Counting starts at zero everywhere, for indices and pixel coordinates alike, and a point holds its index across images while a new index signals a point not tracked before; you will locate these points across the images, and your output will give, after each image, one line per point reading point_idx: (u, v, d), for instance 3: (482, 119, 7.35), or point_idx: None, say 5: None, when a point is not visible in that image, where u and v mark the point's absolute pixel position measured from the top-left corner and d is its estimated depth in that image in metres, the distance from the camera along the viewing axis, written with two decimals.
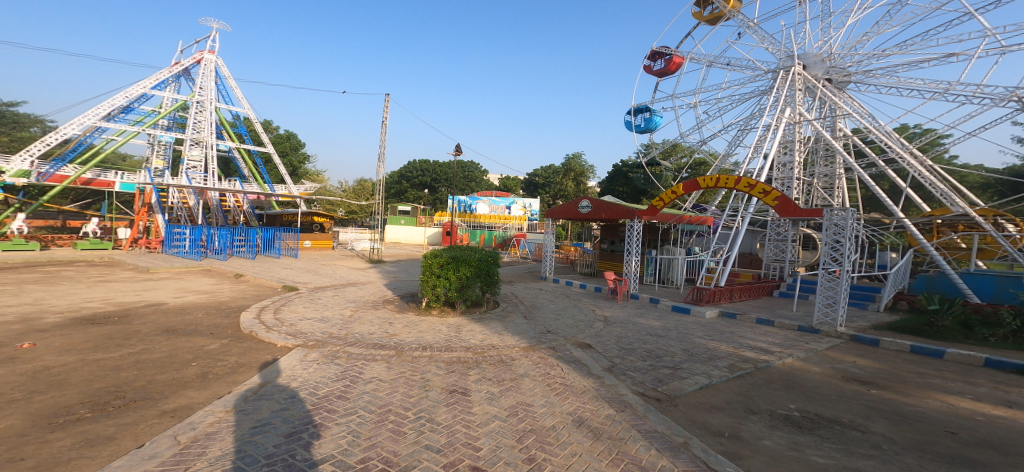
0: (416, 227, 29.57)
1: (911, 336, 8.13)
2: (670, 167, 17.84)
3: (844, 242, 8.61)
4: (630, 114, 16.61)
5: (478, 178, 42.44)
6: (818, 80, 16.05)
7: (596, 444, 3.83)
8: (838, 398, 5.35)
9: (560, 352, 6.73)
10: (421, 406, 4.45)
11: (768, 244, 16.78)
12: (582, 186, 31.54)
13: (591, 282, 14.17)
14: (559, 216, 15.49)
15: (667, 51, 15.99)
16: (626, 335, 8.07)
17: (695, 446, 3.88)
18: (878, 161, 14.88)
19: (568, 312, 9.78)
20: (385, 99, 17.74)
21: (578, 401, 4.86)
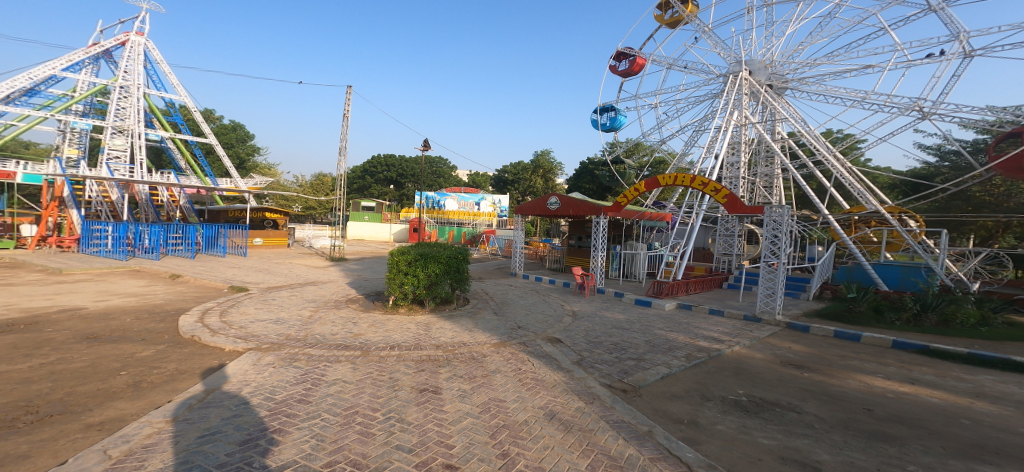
0: (381, 223, 28.75)
1: (835, 322, 8.99)
2: (633, 165, 18.45)
3: (781, 236, 9.47)
4: (595, 113, 16.96)
5: (446, 174, 41.96)
6: (761, 86, 17.20)
7: (567, 436, 3.97)
8: (779, 382, 5.81)
9: (530, 347, 6.86)
10: (390, 406, 4.41)
11: (718, 239, 17.75)
12: (551, 183, 31.91)
13: (561, 277, 14.46)
14: (529, 212, 15.53)
15: (631, 52, 16.45)
16: (593, 328, 8.35)
17: (658, 434, 4.11)
18: (808, 162, 16.18)
19: (538, 308, 9.96)
20: (346, 92, 17.11)
21: (549, 395, 5.00)
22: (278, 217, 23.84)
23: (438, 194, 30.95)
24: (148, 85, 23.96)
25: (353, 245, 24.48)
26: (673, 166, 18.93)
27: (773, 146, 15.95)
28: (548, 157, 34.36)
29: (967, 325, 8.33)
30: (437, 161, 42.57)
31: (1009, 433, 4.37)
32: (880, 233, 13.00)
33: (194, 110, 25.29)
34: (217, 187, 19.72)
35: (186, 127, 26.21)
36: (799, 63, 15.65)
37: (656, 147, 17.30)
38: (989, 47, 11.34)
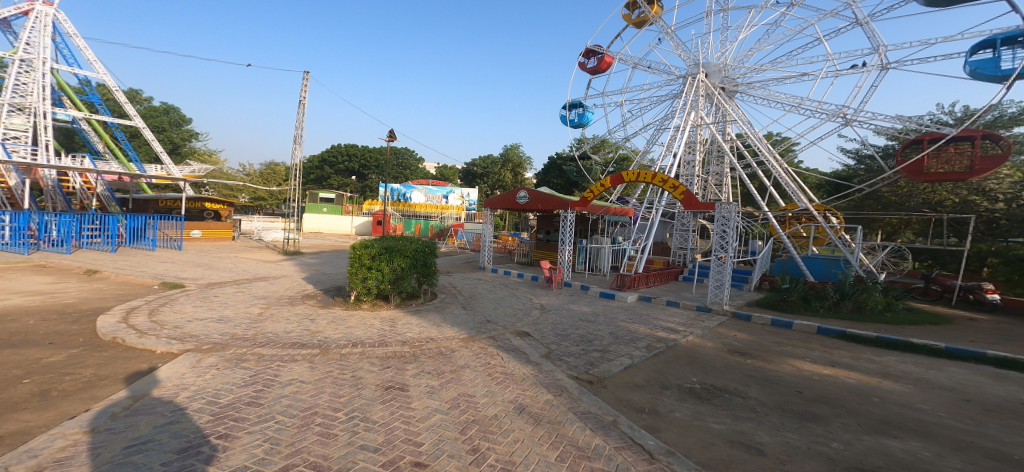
0: (341, 216, 27.58)
1: (772, 311, 9.61)
2: (598, 162, 18.77)
3: (729, 231, 9.95)
4: (564, 108, 17.02)
5: (413, 166, 40.68)
6: (715, 88, 17.95)
7: (536, 429, 3.91)
8: (726, 369, 6.10)
9: (499, 341, 6.73)
10: (353, 404, 4.13)
11: (674, 234, 18.43)
12: (520, 177, 31.83)
13: (528, 271, 14.44)
14: (498, 206, 15.29)
15: (599, 50, 16.63)
16: (560, 321, 8.36)
17: (623, 423, 4.16)
18: (753, 162, 17.14)
19: (506, 301, 9.85)
20: (304, 76, 16.01)
21: (518, 388, 4.90)
22: (221, 208, 22.11)
23: (404, 186, 29.82)
24: (57, 59, 21.13)
25: (308, 239, 23.11)
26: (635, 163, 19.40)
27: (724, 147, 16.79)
28: (516, 151, 34.17)
29: (876, 311, 9.34)
30: (404, 153, 41.14)
31: (911, 408, 4.84)
32: (808, 228, 14.01)
33: (115, 89, 22.70)
34: (145, 174, 17.81)
35: (106, 108, 23.50)
36: (748, 68, 16.50)
37: (620, 144, 17.63)
38: (902, 61, 12.50)
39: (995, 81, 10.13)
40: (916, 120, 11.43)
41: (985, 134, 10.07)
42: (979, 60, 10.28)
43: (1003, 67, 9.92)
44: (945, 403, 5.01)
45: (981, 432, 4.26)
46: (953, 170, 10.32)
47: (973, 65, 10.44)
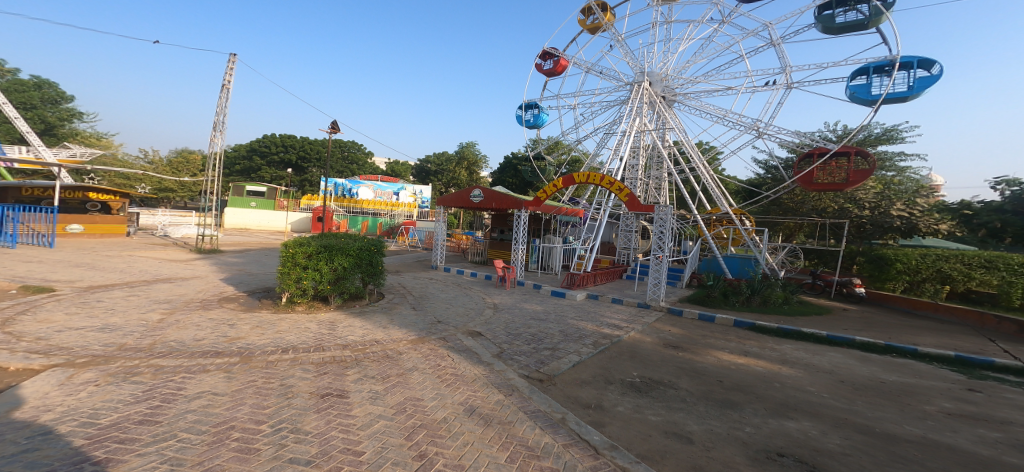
0: (275, 211, 25.40)
1: (699, 306, 10.13)
2: (553, 162, 18.70)
3: (666, 232, 10.30)
4: (521, 108, 16.85)
5: (360, 160, 38.29)
6: (657, 96, 18.68)
7: (487, 430, 3.57)
8: (662, 362, 6.12)
9: (451, 342, 6.16)
10: (280, 415, 3.50)
11: (620, 235, 19.05)
12: (475, 176, 31.32)
13: (482, 270, 14.03)
14: (451, 204, 14.61)
15: (556, 53, 16.72)
16: (513, 320, 7.94)
17: (571, 420, 3.94)
18: (686, 168, 18.07)
19: (458, 301, 9.31)
20: (228, 59, 14.22)
21: (469, 390, 4.46)
22: (110, 199, 18.70)
23: (351, 181, 28.53)
24: None
25: (230, 236, 20.77)
26: (586, 165, 19.61)
27: (663, 153, 17.57)
28: (473, 149, 33.45)
29: (776, 304, 10.09)
30: (351, 146, 38.68)
31: (800, 391, 5.10)
32: (727, 230, 15.03)
33: None
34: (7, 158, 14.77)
35: None
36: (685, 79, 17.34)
37: (574, 146, 17.72)
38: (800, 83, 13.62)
39: (866, 105, 11.36)
40: (809, 135, 12.61)
41: (853, 151, 11.30)
42: (855, 85, 11.49)
43: (874, 92, 11.14)
44: (827, 385, 5.35)
45: (850, 409, 4.60)
46: (832, 181, 11.59)
47: (852, 89, 11.61)
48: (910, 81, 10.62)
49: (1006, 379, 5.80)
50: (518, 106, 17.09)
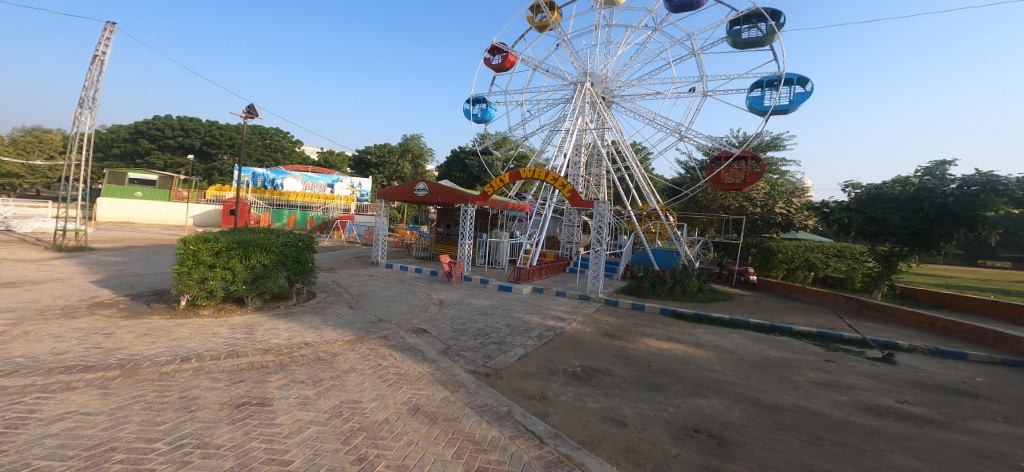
0: (168, 204, 21.97)
1: (631, 296, 10.63)
2: (500, 157, 18.62)
3: (604, 228, 10.65)
4: (468, 102, 16.44)
5: (286, 148, 35.10)
6: (598, 97, 19.06)
7: (432, 428, 3.33)
8: (600, 351, 6.23)
9: (394, 341, 5.28)
10: (181, 430, 2.72)
11: (563, 229, 19.30)
12: (420, 169, 30.37)
13: (426, 265, 13.39)
14: (392, 198, 13.58)
15: (505, 48, 16.55)
16: (459, 316, 7.53)
17: (517, 412, 3.83)
18: (622, 167, 18.78)
19: (400, 298, 7.95)
20: (105, 26, 11.85)
21: (412, 389, 4.07)
22: None
23: (274, 172, 26.28)
24: None
25: (105, 230, 17.36)
26: (532, 161, 19.63)
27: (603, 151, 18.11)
28: (416, 141, 31.80)
29: (693, 292, 10.81)
30: (273, 133, 35.39)
31: (710, 371, 5.44)
32: (653, 225, 16.05)
33: None
34: None
35: None
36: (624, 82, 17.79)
37: (520, 142, 17.64)
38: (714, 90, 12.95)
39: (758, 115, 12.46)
40: (720, 140, 13.62)
41: (751, 154, 12.37)
42: (752, 97, 12.46)
43: (766, 104, 12.16)
44: (730, 363, 5.76)
45: (745, 383, 4.96)
46: (734, 181, 12.62)
47: (748, 100, 12.59)
48: (790, 96, 11.86)
49: (852, 349, 6.54)
50: (468, 100, 16.47)
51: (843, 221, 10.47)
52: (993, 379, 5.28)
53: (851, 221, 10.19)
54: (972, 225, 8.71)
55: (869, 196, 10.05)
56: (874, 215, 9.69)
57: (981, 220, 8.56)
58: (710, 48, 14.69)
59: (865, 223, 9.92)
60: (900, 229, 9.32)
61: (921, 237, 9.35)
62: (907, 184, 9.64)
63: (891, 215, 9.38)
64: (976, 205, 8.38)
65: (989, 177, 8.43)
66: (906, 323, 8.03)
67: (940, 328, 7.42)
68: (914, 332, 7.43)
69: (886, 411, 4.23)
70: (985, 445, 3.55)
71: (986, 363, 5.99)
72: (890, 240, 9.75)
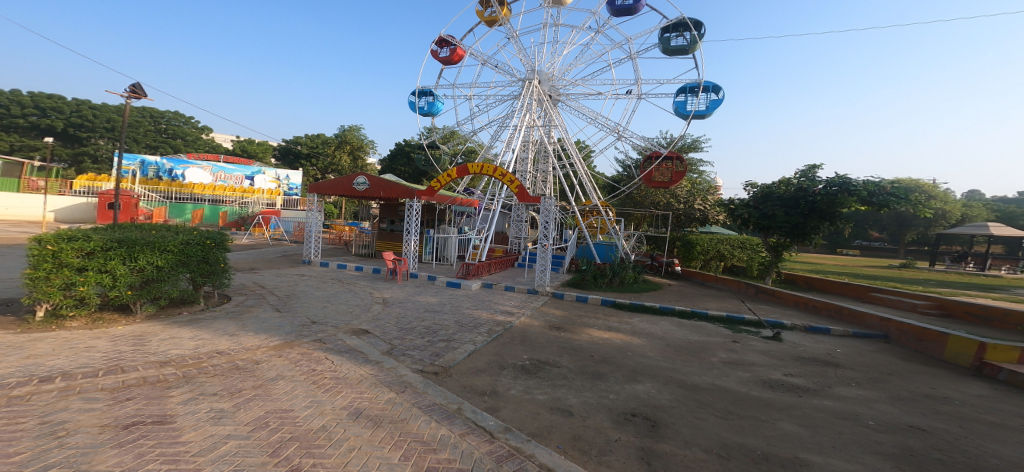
0: (17, 196, 18.41)
1: (574, 288, 10.91)
2: (447, 152, 18.12)
3: (551, 223, 10.77)
4: (413, 94, 15.86)
5: (188, 135, 32.16)
6: (545, 95, 19.12)
7: (376, 432, 3.11)
8: (547, 343, 6.28)
9: (330, 343, 4.94)
10: (46, 459, 2.29)
11: (512, 225, 19.19)
12: (358, 162, 28.84)
13: (367, 263, 12.72)
14: (327, 192, 12.56)
15: (453, 41, 16.18)
16: (404, 314, 7.23)
17: (468, 409, 3.71)
18: (567, 164, 19.07)
19: (338, 298, 7.48)
20: None
21: (352, 392, 3.80)
22: None
23: (172, 161, 23.51)
24: None
25: None
26: (480, 156, 19.34)
27: (550, 149, 18.28)
28: (355, 134, 30.41)
29: (627, 283, 11.18)
30: (170, 117, 32.01)
31: (646, 357, 5.66)
32: (596, 220, 16.29)
33: None
34: None
35: None
36: (569, 81, 17.80)
37: (468, 137, 17.31)
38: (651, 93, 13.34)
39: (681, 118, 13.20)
40: (654, 141, 14.24)
41: (675, 154, 13.15)
42: (676, 101, 13.14)
43: (688, 109, 12.89)
44: (664, 349, 6.02)
45: (674, 367, 5.22)
46: (662, 180, 13.26)
47: (674, 104, 13.29)
48: (706, 102, 12.67)
49: (751, 330, 7.10)
50: (412, 92, 15.76)
51: (744, 216, 11.35)
52: (849, 350, 5.92)
53: (749, 216, 11.08)
54: (833, 219, 10.03)
55: (762, 194, 11.01)
56: (766, 211, 10.66)
57: (839, 216, 9.86)
58: (648, 52, 15.06)
59: (759, 218, 10.84)
60: (784, 223, 10.35)
61: (798, 230, 10.45)
62: (789, 183, 10.74)
63: (777, 211, 10.42)
64: (836, 202, 9.55)
65: (844, 179, 9.68)
66: (787, 304, 8.86)
67: (811, 306, 8.25)
68: (793, 312, 8.21)
69: (777, 383, 4.61)
70: (849, 409, 3.95)
71: (843, 337, 6.71)
72: (777, 233, 10.77)
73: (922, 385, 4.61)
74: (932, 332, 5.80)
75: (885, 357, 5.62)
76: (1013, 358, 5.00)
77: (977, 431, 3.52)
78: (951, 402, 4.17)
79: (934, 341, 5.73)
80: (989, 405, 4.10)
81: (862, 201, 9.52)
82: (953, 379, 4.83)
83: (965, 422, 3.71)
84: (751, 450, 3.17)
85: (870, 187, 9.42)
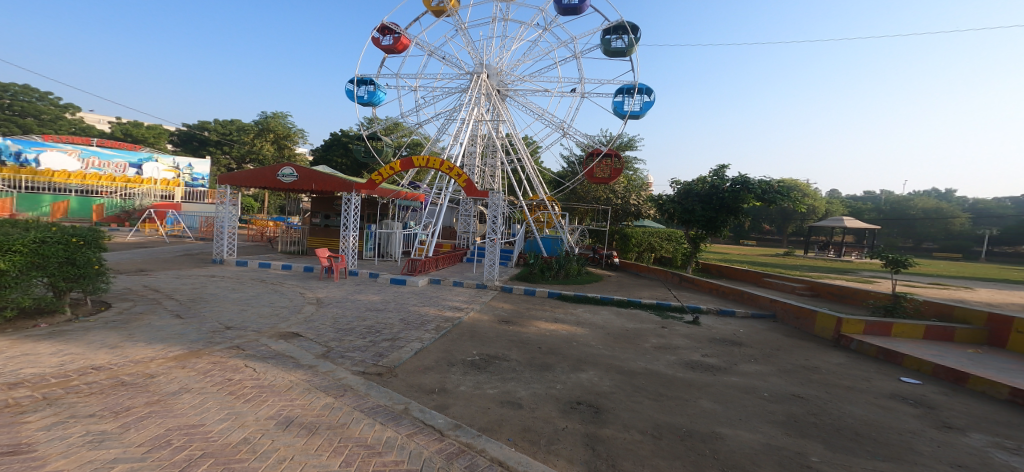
0: None
1: (522, 281, 11.00)
2: (389, 144, 17.23)
3: (499, 217, 10.73)
4: (352, 82, 14.98)
5: (43, 113, 28.09)
6: (494, 90, 18.94)
7: (312, 439, 2.87)
8: (496, 337, 6.21)
9: (250, 349, 4.53)
10: None
11: (460, 219, 18.79)
12: (283, 151, 27.19)
13: (297, 260, 11.89)
14: (245, 184, 11.39)
15: (396, 29, 15.50)
16: (343, 314, 6.83)
17: (415, 409, 3.53)
18: (515, 159, 19.06)
19: (260, 300, 6.89)
20: None
21: (282, 400, 3.49)
22: None
23: (22, 143, 19.42)
24: None
25: None
26: (427, 149, 18.78)
27: (499, 143, 18.15)
28: (280, 121, 28.21)
29: (571, 275, 11.41)
30: (16, 92, 27.48)
31: (589, 346, 5.78)
32: (542, 215, 16.48)
33: None
34: None
35: None
36: (517, 76, 17.66)
37: (413, 129, 16.74)
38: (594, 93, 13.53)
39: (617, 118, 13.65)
40: (595, 138, 14.63)
41: (613, 151, 13.58)
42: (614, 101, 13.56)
43: (625, 109, 13.36)
44: (605, 338, 6.19)
45: (614, 354, 5.38)
46: (602, 176, 13.66)
47: (612, 104, 13.70)
48: (639, 104, 13.20)
49: (677, 315, 7.53)
50: (349, 80, 14.80)
51: (670, 211, 12.04)
52: (750, 330, 6.46)
53: (674, 211, 11.78)
54: (737, 214, 11.00)
55: (684, 190, 11.72)
56: (686, 206, 11.39)
57: (740, 210, 10.83)
58: (593, 52, 15.31)
59: (682, 213, 11.57)
60: (701, 217, 11.16)
61: (711, 224, 11.31)
62: (702, 181, 11.56)
63: (695, 206, 11.18)
64: (739, 199, 10.53)
65: (744, 177, 10.61)
66: (704, 291, 9.52)
67: (721, 292, 8.92)
68: (708, 297, 8.83)
69: (696, 364, 4.90)
70: (750, 383, 4.28)
71: (744, 318, 7.31)
72: (695, 226, 11.57)
73: (799, 358, 5.11)
74: (805, 309, 6.44)
75: (772, 334, 6.20)
76: (860, 330, 5.64)
77: (839, 395, 3.95)
78: (819, 371, 4.65)
79: (807, 318, 6.37)
80: (845, 371, 4.63)
81: (757, 197, 10.56)
82: (818, 350, 5.42)
83: (828, 388, 4.16)
84: (678, 429, 3.31)
85: (763, 185, 10.49)
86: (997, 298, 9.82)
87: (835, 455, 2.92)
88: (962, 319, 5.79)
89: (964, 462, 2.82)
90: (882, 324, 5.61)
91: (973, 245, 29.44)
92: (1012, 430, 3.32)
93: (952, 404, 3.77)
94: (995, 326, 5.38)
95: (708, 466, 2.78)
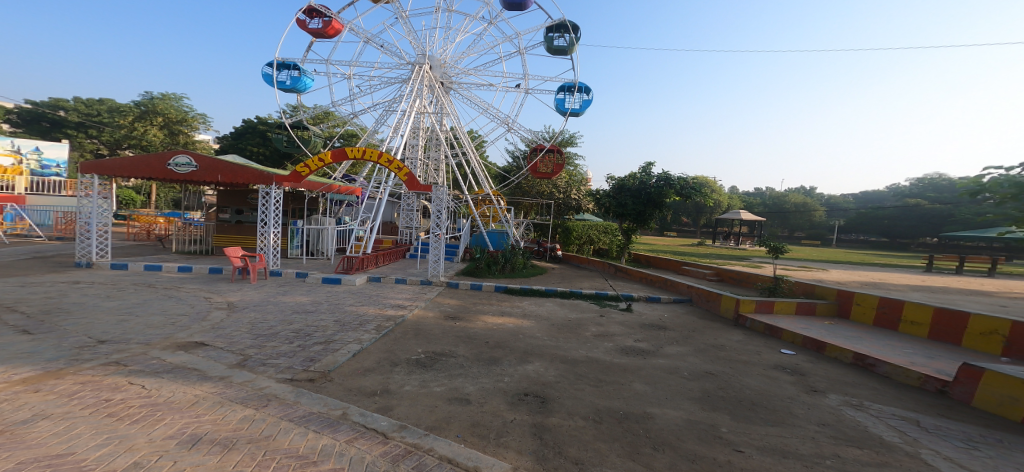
0: None
1: (468, 276, 10.83)
2: (319, 134, 16.06)
3: (442, 212, 10.44)
4: (270, 65, 13.74)
5: None
6: (437, 81, 18.34)
7: (228, 456, 2.53)
8: (443, 334, 5.99)
9: (136, 365, 3.96)
10: None
11: (402, 214, 17.99)
12: (174, 137, 24.25)
13: (202, 262, 10.71)
14: (130, 173, 10.03)
15: (326, 13, 14.48)
16: (264, 319, 6.23)
17: (354, 413, 3.27)
18: (460, 152, 18.67)
19: (151, 308, 6.07)
20: None
21: (185, 417, 3.06)
22: None
23: None
24: None
25: None
26: (362, 141, 17.80)
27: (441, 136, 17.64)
28: (172, 104, 25.21)
29: (517, 268, 11.40)
30: None
31: (534, 338, 5.76)
32: (488, 209, 16.33)
33: None
34: None
35: None
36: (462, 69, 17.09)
37: (348, 119, 15.76)
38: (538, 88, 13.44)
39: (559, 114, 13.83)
40: (536, 134, 14.68)
41: (556, 147, 13.77)
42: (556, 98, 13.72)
43: (566, 106, 13.56)
44: (549, 329, 6.22)
45: (558, 344, 5.40)
46: (546, 171, 13.80)
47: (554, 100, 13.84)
48: (579, 101, 13.47)
49: (613, 304, 7.79)
50: (268, 63, 13.50)
51: (606, 205, 12.46)
52: (672, 314, 6.83)
53: (609, 205, 12.21)
54: (662, 207, 11.63)
55: (617, 185, 12.18)
56: (619, 201, 11.84)
57: (664, 204, 11.45)
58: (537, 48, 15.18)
59: (616, 207, 12.02)
60: (631, 211, 11.66)
61: (640, 217, 11.87)
62: (633, 177, 12.09)
63: (626, 201, 11.66)
64: (662, 194, 11.14)
65: (667, 173, 11.25)
66: (635, 279, 9.95)
67: (649, 280, 9.36)
68: (640, 286, 9.21)
69: (630, 350, 5.05)
70: (673, 364, 4.49)
71: (668, 303, 7.72)
72: (627, 219, 12.07)
73: (709, 338, 5.46)
74: (714, 292, 6.89)
75: (688, 317, 6.59)
76: (751, 309, 6.13)
77: (739, 369, 4.26)
78: (724, 348, 4.99)
79: (714, 299, 6.83)
80: (743, 347, 5.02)
81: (678, 192, 11.24)
82: (721, 329, 5.84)
83: (730, 363, 4.47)
84: (616, 412, 3.36)
85: (683, 181, 11.19)
86: (847, 276, 11.47)
87: (739, 424, 3.10)
88: (822, 295, 6.46)
89: (828, 421, 3.13)
90: (768, 302, 6.14)
91: (827, 234, 34.76)
92: (857, 389, 3.74)
93: (817, 370, 4.19)
94: (842, 300, 6.09)
95: (640, 445, 2.82)
